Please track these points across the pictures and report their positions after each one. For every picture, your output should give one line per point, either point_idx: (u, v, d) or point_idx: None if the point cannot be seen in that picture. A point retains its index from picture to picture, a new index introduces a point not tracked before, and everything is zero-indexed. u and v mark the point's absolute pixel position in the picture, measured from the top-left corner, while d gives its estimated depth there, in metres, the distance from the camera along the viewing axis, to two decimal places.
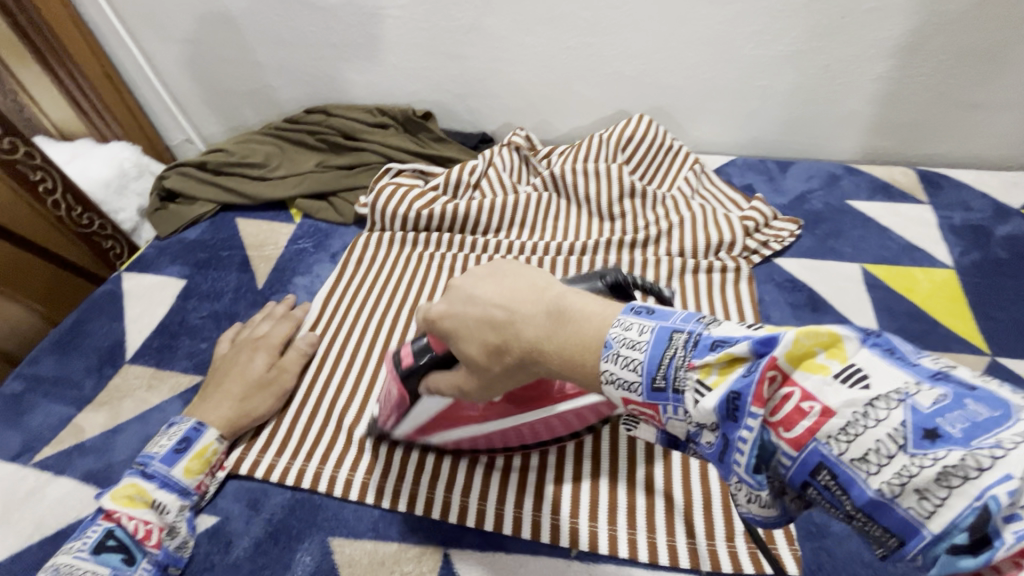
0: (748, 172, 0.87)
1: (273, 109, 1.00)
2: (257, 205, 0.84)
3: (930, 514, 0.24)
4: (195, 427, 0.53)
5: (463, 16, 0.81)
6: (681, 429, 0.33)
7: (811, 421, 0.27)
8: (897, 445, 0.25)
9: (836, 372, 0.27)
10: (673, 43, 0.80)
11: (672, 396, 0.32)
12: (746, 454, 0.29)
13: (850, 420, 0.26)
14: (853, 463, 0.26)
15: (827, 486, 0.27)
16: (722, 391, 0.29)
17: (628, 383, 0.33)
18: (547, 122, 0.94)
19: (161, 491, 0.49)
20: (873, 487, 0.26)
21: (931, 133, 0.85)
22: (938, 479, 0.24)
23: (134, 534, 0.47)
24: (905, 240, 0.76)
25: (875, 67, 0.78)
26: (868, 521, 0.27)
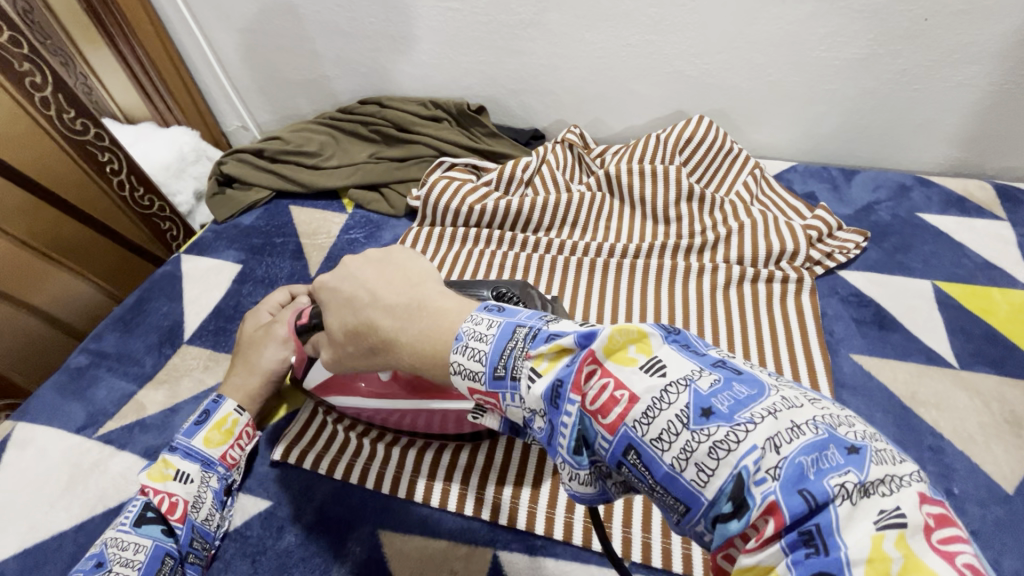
0: (810, 179, 0.84)
1: (327, 99, 1.01)
2: (311, 194, 0.84)
3: (705, 483, 0.26)
4: (215, 400, 0.54)
5: (523, 10, 0.80)
6: (520, 415, 0.33)
7: (619, 407, 0.28)
8: (682, 424, 0.26)
9: (640, 362, 0.29)
10: (740, 43, 0.77)
11: (510, 383, 0.32)
12: (567, 436, 0.30)
13: (650, 405, 0.27)
14: (652, 442, 0.27)
15: (631, 465, 0.28)
16: (548, 378, 0.31)
17: (473, 373, 0.34)
18: (601, 121, 0.92)
19: (186, 461, 0.50)
20: (666, 462, 0.27)
21: (1015, 146, 0.80)
22: (710, 452, 0.25)
23: (160, 507, 0.47)
24: (982, 259, 0.71)
25: (958, 73, 0.74)
26: (663, 492, 0.27)
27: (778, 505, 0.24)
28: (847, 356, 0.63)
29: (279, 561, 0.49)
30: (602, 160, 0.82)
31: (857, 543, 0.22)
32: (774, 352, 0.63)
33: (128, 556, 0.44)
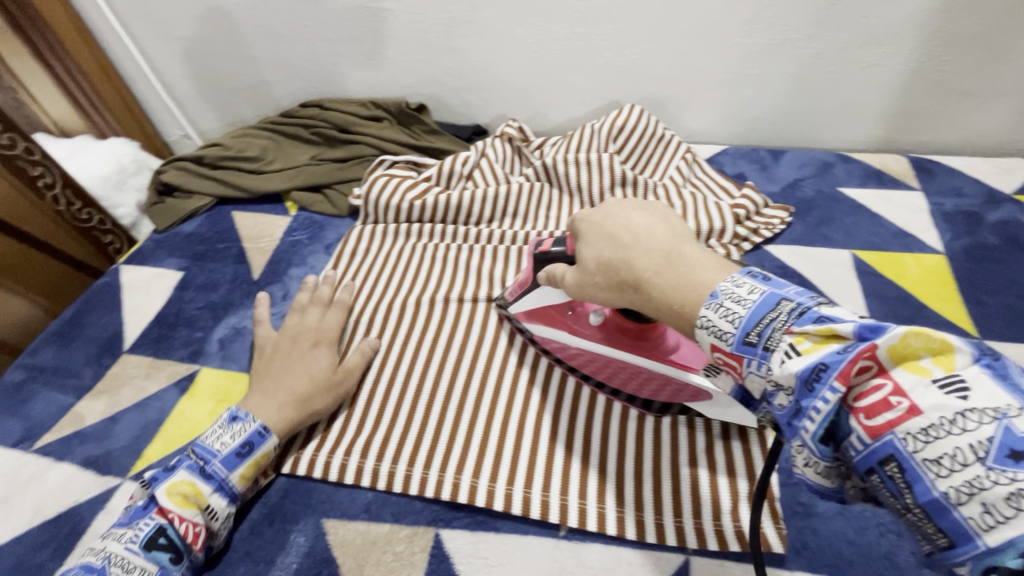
0: (740, 160, 0.87)
1: (270, 104, 1.01)
2: (253, 198, 0.84)
3: (988, 527, 0.25)
4: (260, 432, 0.51)
5: (454, 9, 0.82)
6: (760, 387, 0.34)
7: (895, 413, 0.28)
8: (975, 456, 0.26)
9: (935, 376, 0.28)
10: (664, 33, 0.80)
11: (761, 351, 0.33)
12: (816, 422, 0.30)
13: (935, 422, 0.27)
14: (925, 461, 0.27)
15: (888, 474, 0.29)
16: (810, 359, 0.31)
17: (721, 332, 0.34)
18: (541, 114, 0.95)
19: (216, 496, 0.48)
20: (939, 489, 0.27)
21: (925, 120, 0.86)
22: (1008, 497, 0.25)
23: (183, 537, 0.46)
24: (896, 227, 0.76)
25: (867, 54, 0.78)
26: (923, 517, 0.28)
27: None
28: None
29: (225, 558, 0.49)
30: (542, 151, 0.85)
31: None
32: None
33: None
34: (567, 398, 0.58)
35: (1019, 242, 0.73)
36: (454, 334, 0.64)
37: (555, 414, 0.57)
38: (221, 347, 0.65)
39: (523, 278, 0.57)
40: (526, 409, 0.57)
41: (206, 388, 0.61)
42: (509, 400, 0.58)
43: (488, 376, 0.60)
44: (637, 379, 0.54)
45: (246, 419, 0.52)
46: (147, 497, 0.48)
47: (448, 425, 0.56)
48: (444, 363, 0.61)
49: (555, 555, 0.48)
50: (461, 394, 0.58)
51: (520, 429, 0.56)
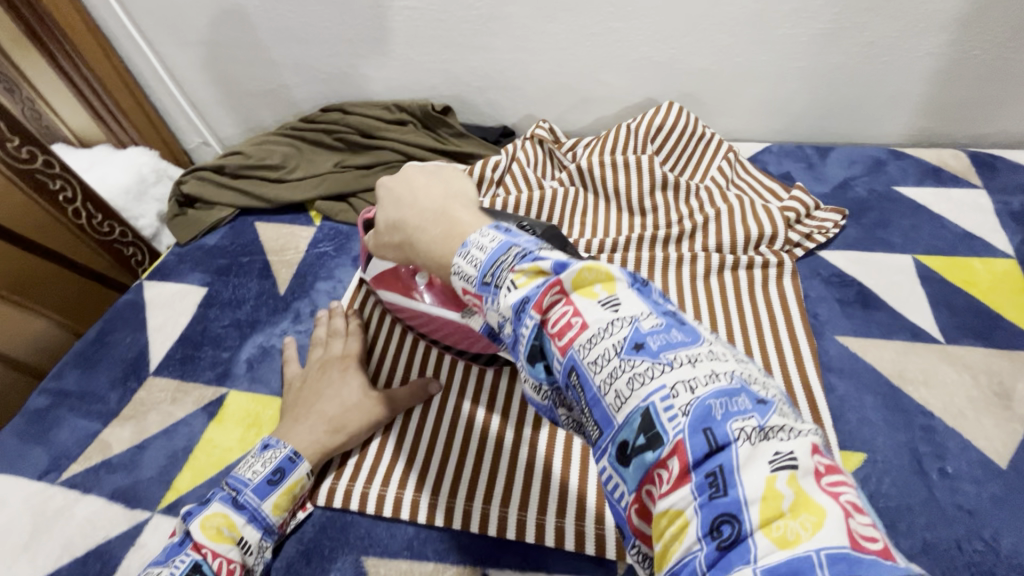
0: (785, 159, 0.82)
1: (288, 109, 0.98)
2: (276, 208, 0.82)
3: (619, 407, 0.27)
4: (290, 457, 0.49)
5: (480, 5, 0.78)
6: (495, 321, 0.34)
7: (573, 331, 0.29)
8: (615, 352, 0.28)
9: (600, 297, 0.30)
10: (705, 25, 0.75)
11: (494, 290, 0.33)
12: (524, 344, 0.31)
13: (596, 333, 0.28)
14: (589, 365, 0.28)
15: (574, 386, 0.29)
16: (522, 292, 0.31)
17: (468, 275, 0.36)
18: (571, 113, 0.90)
19: (250, 527, 0.46)
20: (596, 385, 0.28)
21: (986, 111, 0.80)
22: (632, 381, 0.27)
23: (217, 574, 0.43)
24: (961, 229, 0.71)
25: (926, 42, 0.73)
26: (591, 412, 0.29)
27: (683, 442, 0.25)
28: (832, 338, 0.62)
29: None
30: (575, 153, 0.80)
31: (751, 482, 0.24)
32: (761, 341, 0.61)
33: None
34: None
35: None
36: None
37: None
38: (249, 369, 0.63)
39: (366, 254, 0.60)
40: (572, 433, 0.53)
41: (234, 413, 0.59)
42: (552, 422, 0.54)
43: None
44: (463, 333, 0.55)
45: (276, 446, 0.50)
46: (182, 532, 0.45)
47: (497, 454, 0.52)
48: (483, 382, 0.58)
49: None
50: (501, 417, 0.55)
51: (568, 454, 0.52)
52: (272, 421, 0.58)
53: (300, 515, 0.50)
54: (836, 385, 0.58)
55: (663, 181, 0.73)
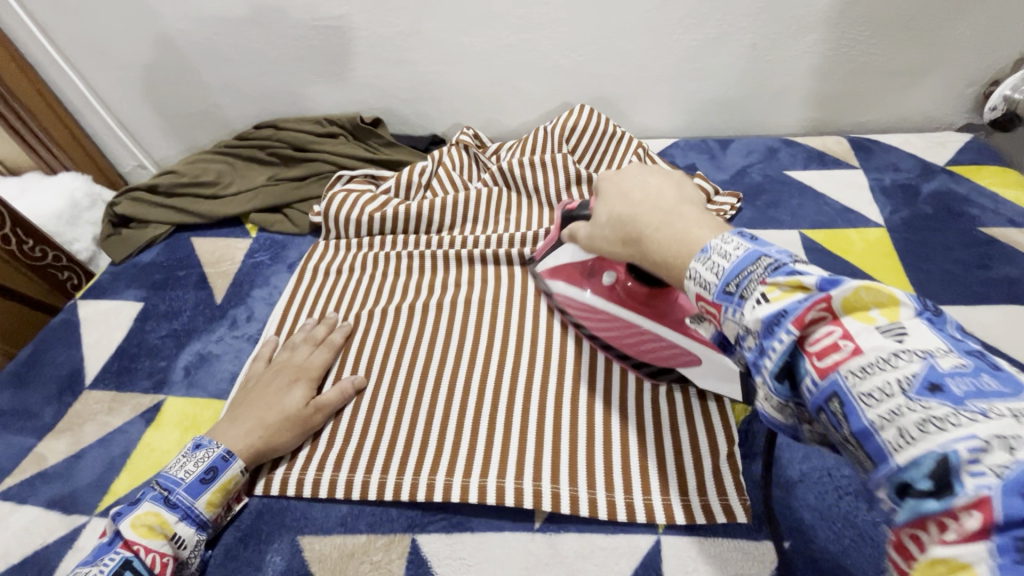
0: (690, 152, 0.90)
1: (224, 128, 1.00)
2: (212, 223, 0.84)
3: (902, 448, 0.26)
4: (223, 456, 0.51)
5: (399, 22, 0.83)
6: (735, 332, 0.35)
7: (841, 354, 0.30)
8: (901, 389, 0.27)
9: (880, 323, 0.30)
10: (607, 34, 0.83)
11: (737, 300, 0.35)
12: (774, 360, 0.32)
13: (872, 361, 0.29)
14: (860, 396, 0.28)
15: (833, 412, 0.30)
16: (775, 306, 0.32)
17: (705, 282, 0.36)
18: (495, 120, 0.96)
19: (183, 523, 0.48)
20: (867, 418, 0.28)
21: (860, 101, 0.90)
22: (921, 423, 0.26)
23: (150, 569, 0.45)
24: (840, 204, 0.79)
25: (799, 42, 0.82)
26: (857, 446, 0.29)
27: (991, 500, 0.23)
28: None
29: None
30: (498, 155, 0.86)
31: None
32: None
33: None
34: (539, 392, 0.59)
35: (952, 210, 0.77)
36: (421, 340, 0.65)
37: (525, 407, 0.57)
38: (186, 375, 0.65)
39: (551, 238, 0.65)
40: (496, 407, 0.58)
41: (171, 417, 0.61)
42: (478, 400, 0.58)
43: (471, 379, 0.60)
44: (631, 336, 0.59)
45: (211, 446, 0.52)
46: (112, 532, 0.47)
47: (423, 431, 0.56)
48: (414, 369, 0.62)
49: (531, 549, 0.49)
50: (431, 398, 0.59)
51: (491, 423, 0.57)
52: (210, 422, 0.60)
53: (236, 505, 0.53)
54: None
55: (577, 176, 0.79)
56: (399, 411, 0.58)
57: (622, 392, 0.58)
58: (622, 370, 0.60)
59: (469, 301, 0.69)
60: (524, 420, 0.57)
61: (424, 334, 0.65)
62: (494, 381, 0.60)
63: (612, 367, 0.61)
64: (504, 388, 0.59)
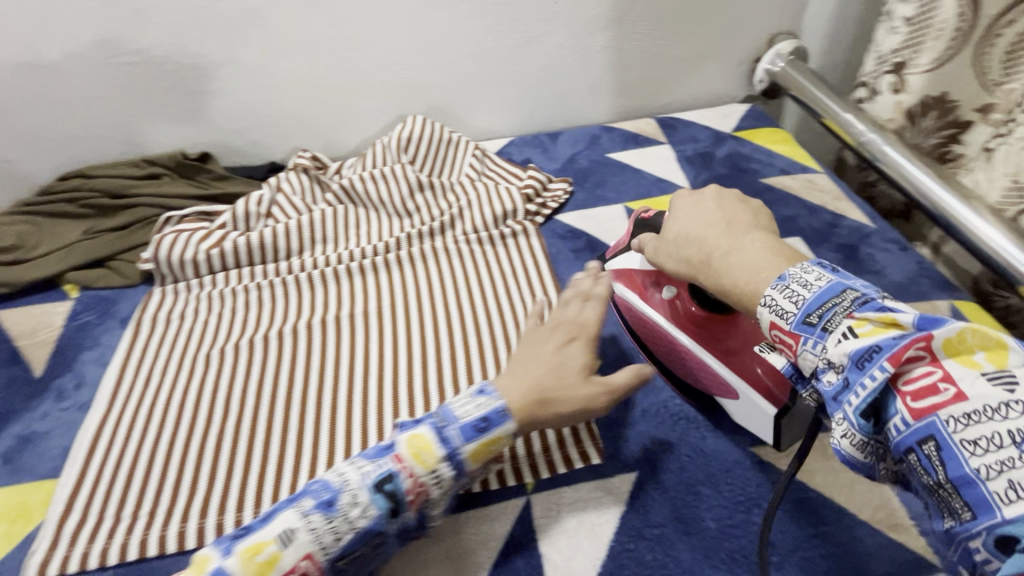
0: (525, 148, 0.97)
1: (21, 186, 0.89)
2: (20, 291, 0.75)
3: (1011, 501, 0.29)
4: (500, 410, 0.47)
5: (210, 52, 0.81)
6: (811, 365, 0.37)
7: (941, 398, 0.32)
8: (1011, 440, 0.30)
9: (985, 369, 0.32)
10: (425, 46, 0.87)
11: (819, 333, 0.36)
12: (861, 398, 0.33)
13: (978, 409, 0.31)
14: (962, 443, 0.31)
15: (930, 454, 0.32)
16: (866, 341, 0.34)
17: (783, 311, 0.38)
18: (335, 140, 0.95)
19: (445, 465, 0.45)
20: (971, 465, 0.30)
21: (660, 85, 1.03)
22: None
23: (406, 494, 0.44)
24: (655, 176, 0.91)
25: (597, 40, 0.93)
26: (952, 493, 0.31)
27: None
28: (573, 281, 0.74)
29: None
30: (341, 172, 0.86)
31: None
32: (518, 295, 0.71)
33: (355, 519, 0.43)
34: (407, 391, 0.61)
35: (740, 168, 0.91)
36: (281, 369, 0.64)
37: (394, 410, 0.59)
38: (6, 463, 0.57)
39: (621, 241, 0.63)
40: (367, 416, 0.59)
41: None
42: (346, 413, 0.59)
43: (337, 396, 0.61)
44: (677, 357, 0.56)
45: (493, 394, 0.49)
46: (392, 438, 0.47)
47: (293, 455, 0.56)
48: (278, 399, 0.61)
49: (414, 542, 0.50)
50: (299, 422, 0.59)
51: (363, 431, 0.58)
52: (43, 506, 0.54)
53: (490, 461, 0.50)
54: None
55: (420, 182, 0.82)
56: (268, 441, 0.57)
57: (483, 375, 0.62)
58: (481, 355, 0.64)
59: (327, 321, 0.69)
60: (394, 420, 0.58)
61: (285, 363, 0.64)
62: (362, 394, 0.61)
63: (473, 355, 0.64)
64: (372, 396, 0.61)
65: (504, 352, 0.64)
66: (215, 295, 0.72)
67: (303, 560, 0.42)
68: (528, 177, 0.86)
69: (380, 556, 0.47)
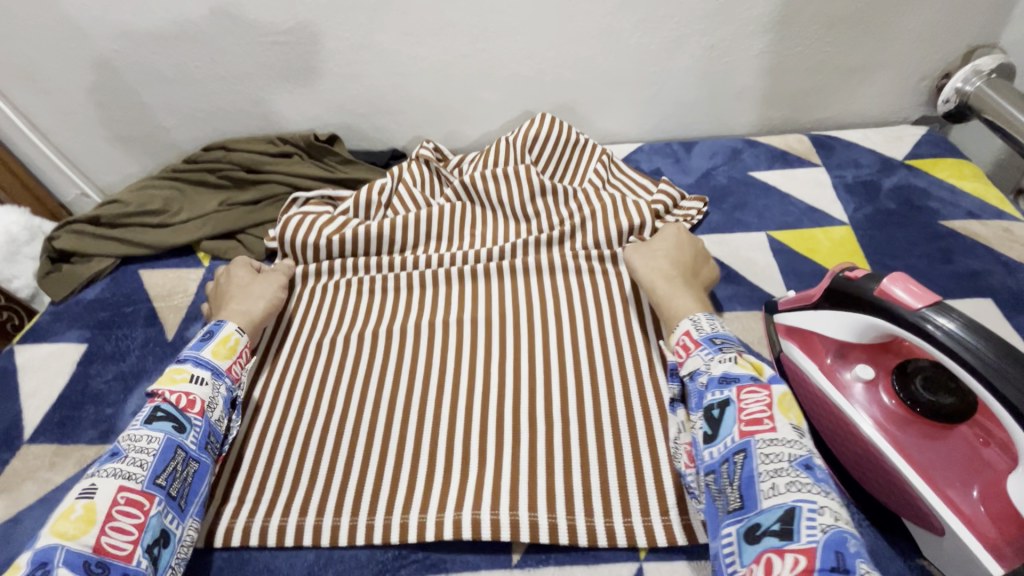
0: (655, 156, 0.90)
1: (171, 151, 0.96)
2: (161, 253, 0.79)
3: (770, 495, 0.38)
4: (217, 322, 0.57)
5: (351, 35, 0.80)
6: (694, 366, 0.47)
7: (760, 425, 0.41)
8: (788, 461, 0.39)
9: (791, 420, 0.42)
10: (563, 40, 0.81)
11: (712, 348, 0.47)
12: (712, 401, 0.44)
13: (781, 437, 0.40)
14: (762, 453, 0.40)
15: (733, 463, 0.40)
16: (733, 368, 0.44)
17: (699, 327, 0.49)
18: (457, 131, 0.94)
19: (198, 368, 0.52)
20: (761, 468, 0.39)
21: (817, 98, 0.91)
22: (792, 485, 0.38)
23: (178, 404, 0.49)
24: (805, 203, 0.79)
25: (756, 43, 0.82)
26: (734, 489, 0.39)
27: (815, 550, 0.34)
28: None
29: None
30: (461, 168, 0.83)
31: None
32: (640, 323, 0.64)
33: (145, 446, 0.46)
34: (511, 411, 0.57)
35: (913, 204, 0.77)
36: (386, 367, 0.62)
37: (498, 435, 0.55)
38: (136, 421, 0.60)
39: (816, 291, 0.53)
40: (470, 432, 0.56)
41: None
42: (451, 424, 0.56)
43: (441, 408, 0.58)
44: (866, 460, 0.47)
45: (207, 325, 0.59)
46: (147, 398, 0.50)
47: (392, 463, 0.54)
48: (382, 401, 0.59)
49: None
50: (400, 429, 0.56)
51: (464, 451, 0.54)
52: None
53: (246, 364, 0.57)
54: None
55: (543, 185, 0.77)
56: (368, 444, 0.55)
57: (597, 409, 0.56)
58: (594, 385, 0.58)
59: (436, 323, 0.66)
60: (498, 441, 0.55)
61: (391, 362, 0.63)
62: (465, 407, 0.58)
63: (587, 385, 0.58)
64: (475, 413, 0.57)
65: (618, 382, 0.59)
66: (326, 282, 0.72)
67: (121, 492, 0.43)
68: (657, 191, 0.78)
69: (197, 479, 0.48)
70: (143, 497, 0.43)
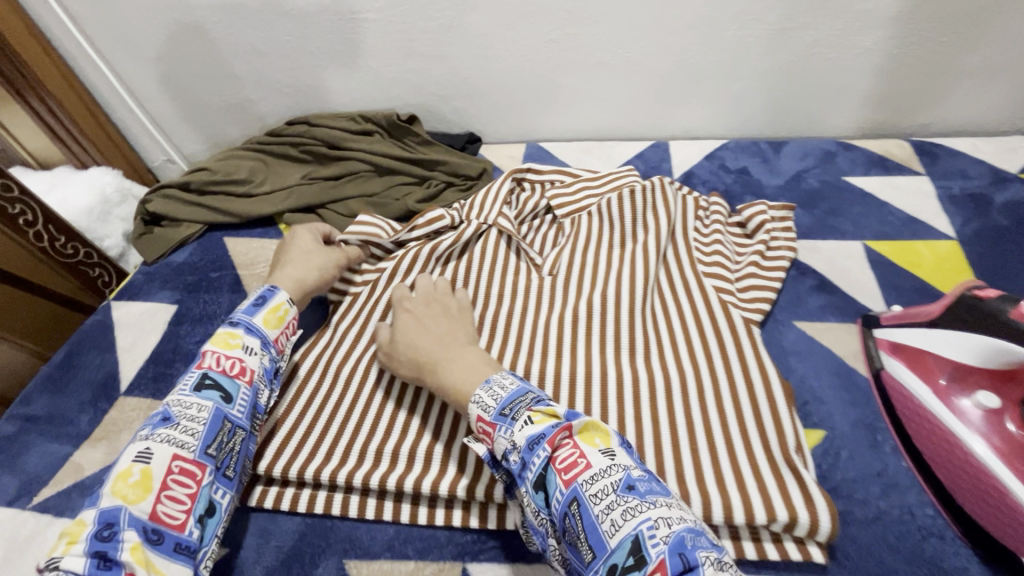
0: (741, 154, 0.86)
1: (256, 123, 0.98)
2: (245, 222, 0.82)
3: (614, 530, 0.37)
4: (270, 288, 0.57)
5: (441, 15, 0.79)
6: (502, 447, 0.45)
7: (578, 468, 0.41)
8: (613, 489, 0.39)
9: (600, 446, 0.43)
10: (657, 29, 0.78)
11: (509, 421, 0.45)
12: (535, 468, 0.42)
13: (598, 472, 0.40)
14: (590, 497, 0.39)
15: (572, 515, 0.40)
16: (539, 426, 0.43)
17: (485, 405, 0.47)
18: (535, 119, 0.93)
19: (249, 335, 0.52)
20: (603, 524, 0.38)
21: (923, 101, 0.85)
22: (627, 517, 0.38)
23: (227, 373, 0.49)
24: (905, 213, 0.75)
25: (865, 39, 0.77)
26: (583, 543, 0.39)
27: (665, 561, 0.35)
28: (792, 323, 0.63)
29: None
30: (554, 261, 0.70)
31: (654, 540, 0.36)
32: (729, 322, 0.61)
33: (193, 416, 0.46)
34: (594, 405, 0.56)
35: None
36: None
37: None
38: None
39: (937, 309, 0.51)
40: None
41: None
42: None
43: None
44: (973, 489, 0.45)
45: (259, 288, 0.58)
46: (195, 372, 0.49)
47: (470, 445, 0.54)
48: None
49: None
50: None
51: None
52: None
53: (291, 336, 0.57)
54: (795, 367, 0.59)
55: (637, 302, 0.63)
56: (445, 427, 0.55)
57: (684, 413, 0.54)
58: (682, 386, 0.56)
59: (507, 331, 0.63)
60: None
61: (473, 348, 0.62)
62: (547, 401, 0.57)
63: (677, 397, 0.55)
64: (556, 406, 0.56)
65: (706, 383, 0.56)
66: (344, 479, 0.51)
67: (175, 461, 0.43)
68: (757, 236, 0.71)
69: (242, 455, 0.48)
70: (195, 467, 0.44)
